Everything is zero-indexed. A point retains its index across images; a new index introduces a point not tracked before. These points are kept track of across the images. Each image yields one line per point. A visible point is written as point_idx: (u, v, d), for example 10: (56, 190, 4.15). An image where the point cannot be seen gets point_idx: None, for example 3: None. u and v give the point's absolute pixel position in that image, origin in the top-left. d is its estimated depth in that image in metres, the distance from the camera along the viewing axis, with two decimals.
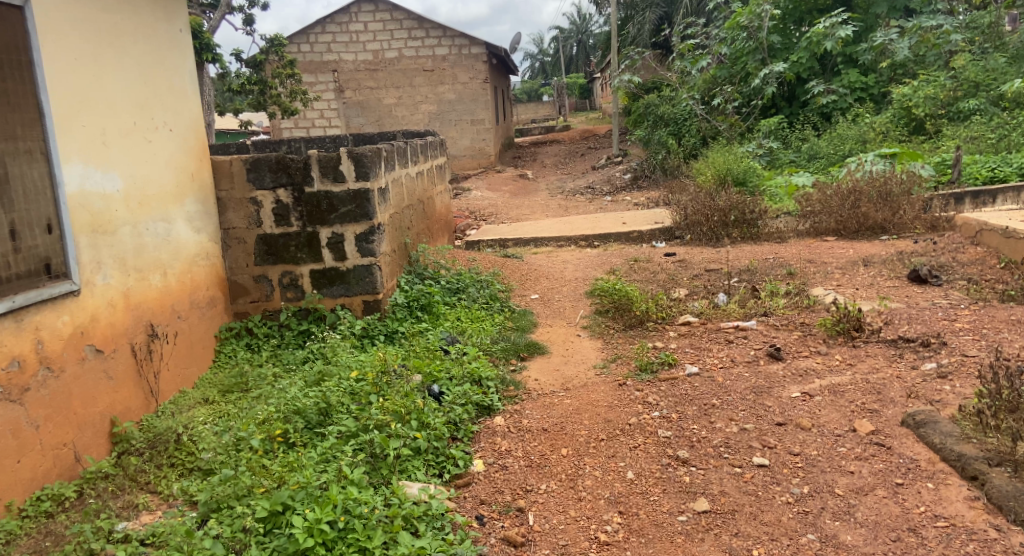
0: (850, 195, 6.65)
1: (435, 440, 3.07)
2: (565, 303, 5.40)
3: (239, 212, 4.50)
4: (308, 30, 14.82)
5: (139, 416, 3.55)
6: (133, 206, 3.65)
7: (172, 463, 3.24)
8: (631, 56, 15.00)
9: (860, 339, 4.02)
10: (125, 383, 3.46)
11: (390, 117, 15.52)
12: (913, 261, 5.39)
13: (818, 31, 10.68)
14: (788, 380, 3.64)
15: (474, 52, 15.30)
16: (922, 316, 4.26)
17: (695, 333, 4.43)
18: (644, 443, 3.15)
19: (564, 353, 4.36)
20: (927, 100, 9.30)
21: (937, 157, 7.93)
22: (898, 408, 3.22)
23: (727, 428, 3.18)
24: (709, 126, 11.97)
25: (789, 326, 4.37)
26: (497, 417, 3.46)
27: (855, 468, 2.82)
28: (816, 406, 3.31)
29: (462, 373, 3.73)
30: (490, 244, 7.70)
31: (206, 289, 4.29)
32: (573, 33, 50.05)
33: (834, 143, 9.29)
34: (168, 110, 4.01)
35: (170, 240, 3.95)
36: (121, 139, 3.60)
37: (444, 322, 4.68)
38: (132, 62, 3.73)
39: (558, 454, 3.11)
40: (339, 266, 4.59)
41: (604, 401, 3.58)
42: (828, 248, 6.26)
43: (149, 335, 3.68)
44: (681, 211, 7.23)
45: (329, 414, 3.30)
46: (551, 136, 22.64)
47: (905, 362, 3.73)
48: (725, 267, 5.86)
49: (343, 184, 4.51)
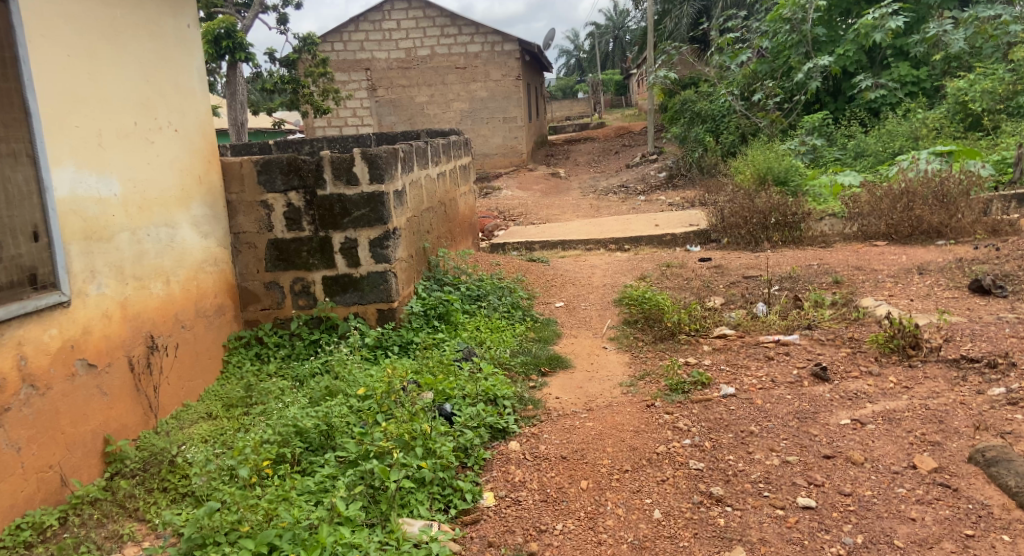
0: (902, 197, 6.22)
1: (441, 470, 2.79)
2: (593, 311, 5.10)
3: (249, 216, 4.28)
4: (342, 29, 14.70)
5: (137, 434, 3.30)
6: (132, 212, 3.41)
7: (164, 487, 3.00)
8: (668, 51, 14.55)
9: (917, 358, 3.66)
10: (121, 399, 3.22)
11: (422, 116, 15.32)
12: (975, 270, 4.98)
13: (866, 23, 10.16)
14: (836, 404, 3.30)
15: (508, 48, 14.99)
16: (987, 333, 3.88)
17: (732, 348, 4.08)
18: (674, 476, 2.84)
19: (589, 368, 4.06)
20: (984, 94, 8.74)
21: (996, 155, 7.47)
22: (963, 441, 2.89)
23: (767, 461, 2.87)
24: (749, 123, 11.55)
25: (836, 342, 4.01)
26: (512, 442, 3.17)
27: (917, 515, 2.47)
28: (869, 437, 2.99)
29: (477, 390, 3.45)
30: (516, 247, 7.42)
31: (214, 296, 4.06)
32: (609, 29, 49.48)
33: (883, 141, 8.82)
34: (173, 109, 3.77)
35: (174, 246, 3.70)
36: (119, 140, 3.36)
37: (462, 332, 4.41)
38: (133, 59, 3.49)
39: (577, 487, 2.82)
40: (352, 273, 4.34)
41: (629, 424, 3.27)
42: (878, 253, 5.85)
43: (148, 347, 3.43)
44: (718, 213, 6.86)
45: (332, 438, 3.03)
46: (585, 133, 22.31)
47: (970, 386, 3.36)
48: (765, 274, 5.50)
49: (356, 187, 4.25)
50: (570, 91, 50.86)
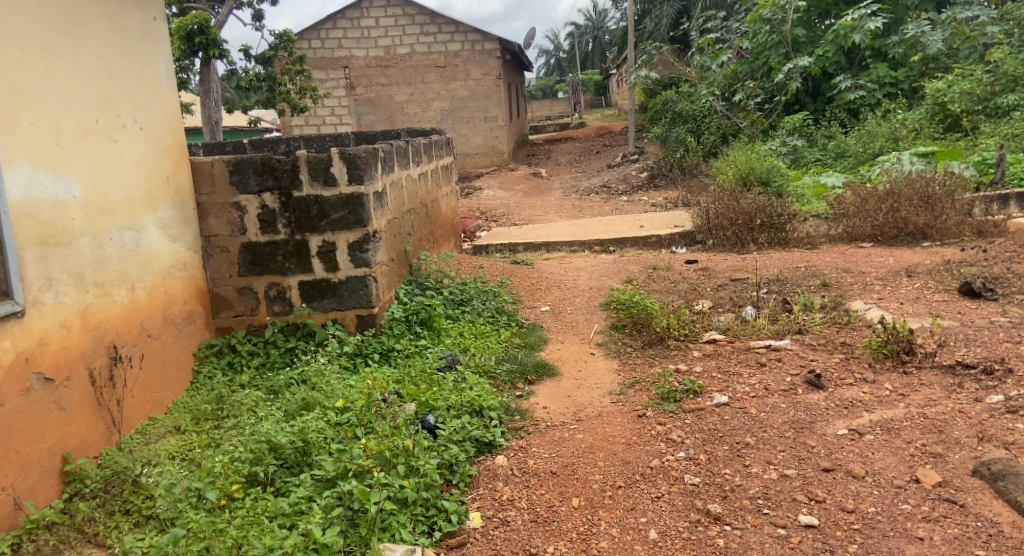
0: (887, 198, 6.16)
1: (424, 490, 2.64)
2: (578, 315, 4.96)
3: (221, 218, 4.10)
4: (319, 26, 14.46)
5: (98, 451, 3.11)
6: (93, 215, 3.21)
7: (127, 509, 2.81)
8: (648, 51, 14.47)
9: (912, 364, 3.57)
10: (81, 414, 3.03)
11: (401, 115, 15.12)
12: (964, 272, 4.93)
13: (845, 24, 10.13)
14: (832, 414, 3.20)
15: (488, 47, 14.85)
16: (981, 338, 3.80)
17: (723, 353, 3.98)
18: (669, 492, 2.73)
19: (577, 376, 3.93)
20: (963, 95, 8.74)
21: (977, 156, 7.45)
22: (966, 453, 2.81)
23: (765, 475, 2.77)
24: (729, 124, 11.49)
25: (828, 347, 3.92)
26: (498, 456, 3.03)
27: (925, 533, 2.40)
28: (868, 449, 2.88)
29: (461, 401, 3.31)
30: (499, 248, 7.27)
31: (183, 303, 3.87)
32: (589, 29, 49.43)
33: (863, 141, 8.79)
34: (138, 106, 3.57)
35: (139, 251, 3.51)
36: (79, 139, 3.17)
37: (445, 339, 4.26)
38: (95, 53, 3.30)
39: (568, 506, 2.70)
40: (330, 278, 4.17)
41: (620, 437, 3.15)
42: (865, 255, 5.78)
43: (111, 358, 3.24)
44: (703, 215, 6.76)
45: (308, 455, 2.86)
46: (567, 133, 22.19)
47: (967, 394, 3.27)
48: (753, 277, 5.40)
49: (334, 188, 4.08)
50: (550, 91, 50.83)
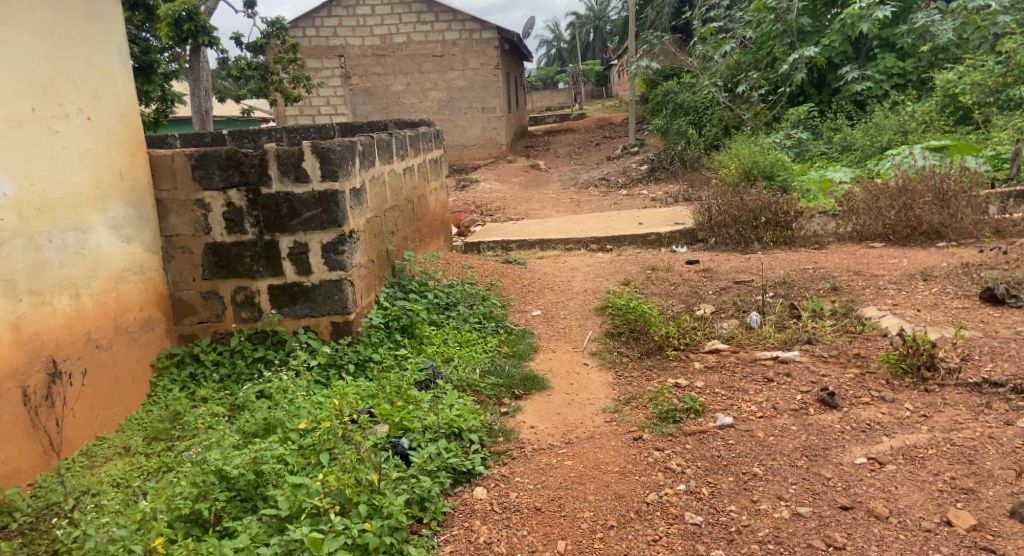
0: (900, 195, 5.81)
1: (389, 534, 2.33)
2: (572, 321, 4.65)
3: (183, 217, 3.77)
4: (314, 14, 14.07)
5: (33, 478, 2.84)
6: (29, 214, 2.89)
7: (54, 550, 2.49)
8: (649, 40, 14.08)
9: (934, 382, 3.24)
10: (10, 438, 2.76)
11: (397, 105, 14.76)
12: (985, 276, 4.61)
13: (853, 13, 9.79)
14: (848, 438, 2.88)
15: (486, 36, 14.45)
16: (1009, 351, 3.47)
17: (727, 366, 3.66)
18: (667, 534, 2.43)
19: (569, 390, 3.62)
20: (974, 87, 8.40)
21: (991, 151, 7.14)
22: (1001, 488, 2.49)
23: (775, 513, 2.46)
24: (732, 116, 11.16)
25: (841, 360, 3.60)
26: (477, 489, 2.73)
27: None
28: (891, 482, 2.57)
29: (439, 422, 2.97)
30: (491, 246, 6.94)
31: (139, 309, 3.54)
32: (589, 20, 48.99)
33: (870, 134, 8.45)
34: (84, 93, 3.24)
35: (86, 254, 3.18)
36: (10, 131, 2.84)
37: (427, 348, 3.94)
38: (30, 34, 2.97)
39: (552, 551, 2.40)
40: (302, 281, 3.84)
41: (614, 464, 2.84)
42: (877, 256, 5.46)
43: (50, 375, 2.93)
44: (705, 211, 6.42)
45: (262, 487, 2.56)
46: (567, 124, 21.85)
47: (996, 415, 2.96)
48: (758, 279, 5.07)
49: (306, 185, 3.74)
50: (551, 81, 50.50)
